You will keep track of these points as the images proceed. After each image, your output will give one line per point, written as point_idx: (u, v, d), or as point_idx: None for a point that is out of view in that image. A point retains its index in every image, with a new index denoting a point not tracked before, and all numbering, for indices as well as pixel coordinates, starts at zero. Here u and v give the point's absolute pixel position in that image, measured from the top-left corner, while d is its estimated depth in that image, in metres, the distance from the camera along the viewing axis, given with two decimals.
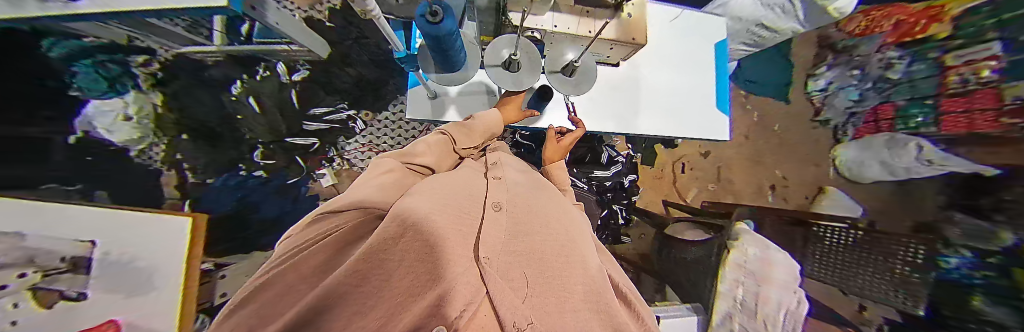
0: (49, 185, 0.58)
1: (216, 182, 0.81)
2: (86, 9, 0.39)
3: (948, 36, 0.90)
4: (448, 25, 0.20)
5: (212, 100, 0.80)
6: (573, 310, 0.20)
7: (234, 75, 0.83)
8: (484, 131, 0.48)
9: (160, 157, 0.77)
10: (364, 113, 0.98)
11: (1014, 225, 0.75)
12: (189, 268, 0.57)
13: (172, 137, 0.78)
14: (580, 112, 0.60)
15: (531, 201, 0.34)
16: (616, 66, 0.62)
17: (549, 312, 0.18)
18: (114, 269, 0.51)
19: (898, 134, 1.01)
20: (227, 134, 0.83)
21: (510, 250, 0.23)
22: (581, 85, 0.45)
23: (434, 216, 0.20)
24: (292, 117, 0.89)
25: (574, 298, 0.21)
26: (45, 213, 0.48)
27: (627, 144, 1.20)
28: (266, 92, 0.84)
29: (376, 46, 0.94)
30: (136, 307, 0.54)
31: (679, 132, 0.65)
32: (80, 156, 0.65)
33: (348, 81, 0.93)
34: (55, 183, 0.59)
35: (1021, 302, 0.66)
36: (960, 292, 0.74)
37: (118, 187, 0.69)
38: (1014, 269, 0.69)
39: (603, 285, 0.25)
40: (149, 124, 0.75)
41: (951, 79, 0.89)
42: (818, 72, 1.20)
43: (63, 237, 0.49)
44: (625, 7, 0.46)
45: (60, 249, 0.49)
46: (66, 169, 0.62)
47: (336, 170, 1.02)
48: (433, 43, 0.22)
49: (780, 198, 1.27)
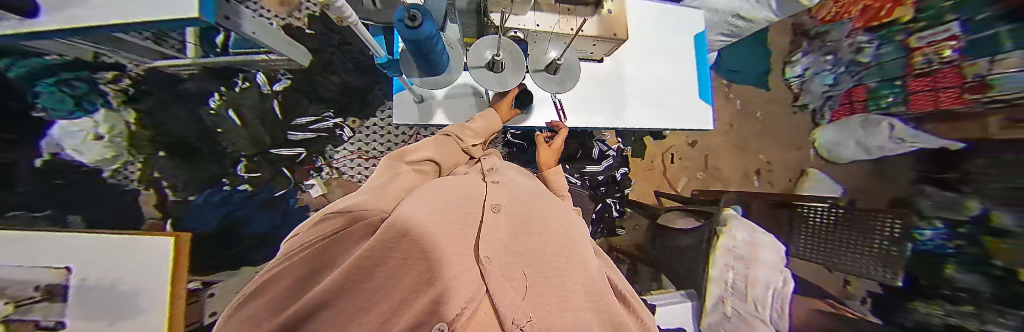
0: (14, 213, 0.54)
1: (198, 199, 0.78)
2: (43, 25, 0.37)
3: (910, 20, 0.92)
4: (427, 29, 0.20)
5: (188, 115, 0.76)
6: (575, 310, 0.20)
7: (210, 89, 0.80)
8: (485, 131, 0.49)
9: (137, 176, 0.75)
10: (351, 120, 0.97)
11: (981, 195, 0.81)
12: (174, 288, 0.49)
13: (148, 155, 0.74)
14: (567, 109, 0.61)
15: (531, 202, 0.35)
16: (600, 62, 0.63)
17: (549, 310, 0.18)
18: (95, 294, 0.46)
19: (872, 115, 1.07)
20: (206, 149, 0.79)
21: (511, 251, 0.24)
22: (565, 83, 0.45)
23: (434, 220, 0.21)
24: (274, 127, 0.86)
25: (574, 298, 0.22)
26: (24, 242, 0.44)
27: (618, 138, 1.21)
28: (246, 103, 0.82)
29: (360, 53, 0.90)
30: None
31: (665, 124, 0.66)
32: (50, 180, 0.60)
33: (332, 89, 0.91)
34: (21, 210, 0.55)
35: (989, 267, 0.70)
36: (933, 261, 0.80)
37: (90, 210, 0.64)
38: (982, 237, 0.74)
39: (601, 285, 0.27)
40: (122, 142, 0.72)
41: (917, 60, 0.91)
42: (794, 59, 1.26)
43: (36, 266, 0.44)
44: (605, 3, 0.47)
45: (35, 279, 0.44)
46: (32, 195, 0.58)
47: (325, 180, 0.99)
48: (414, 47, 0.22)
49: (765, 182, 1.32)
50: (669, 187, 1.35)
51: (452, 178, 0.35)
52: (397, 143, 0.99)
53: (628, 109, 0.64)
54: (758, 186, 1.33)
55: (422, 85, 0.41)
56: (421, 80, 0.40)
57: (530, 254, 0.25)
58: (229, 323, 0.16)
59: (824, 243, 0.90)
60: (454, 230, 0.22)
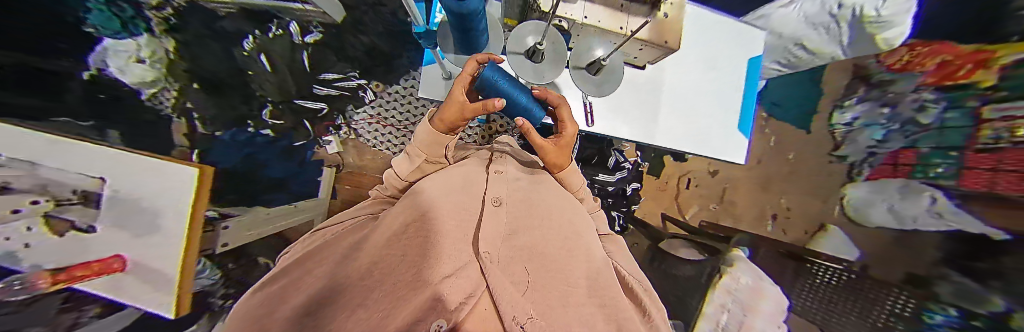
0: (63, 119, 0.54)
1: (225, 136, 0.81)
2: None
3: (990, 87, 0.72)
4: (473, 3, 0.18)
5: (222, 52, 0.78)
6: (576, 305, 0.25)
7: (245, 30, 0.83)
8: (425, 149, 0.37)
9: (172, 103, 0.77)
10: (375, 84, 0.98)
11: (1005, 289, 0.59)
12: (194, 212, 0.47)
13: (183, 84, 0.76)
14: (596, 112, 0.58)
15: (532, 195, 0.35)
16: (642, 68, 0.59)
17: (549, 305, 0.22)
18: (118, 208, 0.44)
19: (917, 182, 0.86)
20: (236, 88, 0.82)
21: (510, 246, 0.27)
22: (603, 85, 0.45)
23: (433, 225, 0.24)
24: (301, 77, 0.90)
25: (578, 292, 0.26)
26: (56, 148, 0.41)
27: (637, 151, 1.17)
28: (276, 50, 0.84)
29: (391, 15, 0.94)
30: (146, 247, 0.46)
31: (696, 147, 0.63)
32: (96, 94, 0.62)
33: (360, 49, 0.93)
34: (68, 118, 0.55)
35: None
36: None
37: (129, 130, 0.65)
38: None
39: (603, 275, 0.30)
40: (162, 69, 0.74)
41: (985, 134, 0.72)
42: (847, 104, 1.11)
43: (68, 169, 0.42)
44: (663, 5, 0.44)
45: (71, 181, 0.42)
46: (80, 106, 0.58)
47: (342, 139, 1.06)
48: (456, 20, 0.21)
49: (779, 229, 1.22)
50: (679, 213, 1.29)
51: (457, 169, 0.36)
52: (417, 115, 0.99)
53: (659, 126, 0.61)
54: (769, 231, 1.23)
55: (456, 62, 0.40)
56: (455, 56, 0.39)
57: (530, 249, 0.28)
58: (254, 308, 0.23)
59: (828, 304, 0.88)
60: (452, 231, 0.25)
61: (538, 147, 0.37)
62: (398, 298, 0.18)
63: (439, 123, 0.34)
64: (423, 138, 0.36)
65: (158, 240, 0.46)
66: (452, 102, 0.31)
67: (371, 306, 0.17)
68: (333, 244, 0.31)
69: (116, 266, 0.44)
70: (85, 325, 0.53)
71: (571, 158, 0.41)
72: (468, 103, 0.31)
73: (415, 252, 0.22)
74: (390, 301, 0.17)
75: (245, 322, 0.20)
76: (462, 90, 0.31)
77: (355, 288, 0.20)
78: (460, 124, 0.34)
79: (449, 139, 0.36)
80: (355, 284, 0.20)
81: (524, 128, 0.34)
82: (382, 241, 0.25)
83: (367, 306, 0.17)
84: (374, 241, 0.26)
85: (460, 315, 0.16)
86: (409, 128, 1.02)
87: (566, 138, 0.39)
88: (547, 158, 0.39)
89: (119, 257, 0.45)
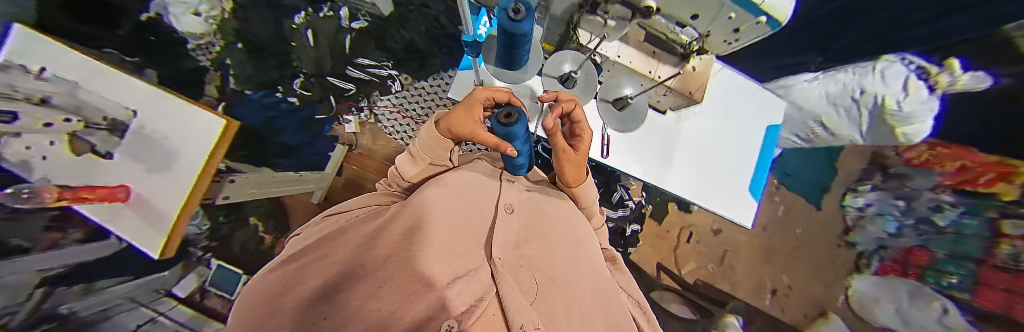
0: (109, 51, 0.68)
1: (252, 94, 0.84)
2: None
3: (1012, 201, 0.71)
4: (526, 25, 0.20)
5: (275, 22, 0.85)
6: (582, 322, 0.23)
7: (301, 6, 0.88)
8: (423, 156, 0.36)
9: (211, 56, 0.81)
10: (404, 77, 0.99)
11: None
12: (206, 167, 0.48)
13: (229, 42, 0.81)
14: (612, 145, 0.59)
15: (542, 205, 0.35)
16: (663, 113, 0.61)
17: (554, 319, 0.22)
18: (140, 140, 0.46)
19: (928, 287, 0.88)
20: (277, 54, 0.86)
21: (519, 254, 0.27)
22: (626, 122, 0.45)
23: (440, 225, 0.23)
24: (339, 59, 0.93)
25: (584, 311, 0.25)
26: (106, 77, 0.46)
27: (642, 192, 1.16)
28: (324, 30, 0.90)
29: (434, 18, 0.99)
30: (153, 184, 0.47)
31: (707, 199, 0.62)
32: (145, 35, 0.74)
33: (398, 43, 0.97)
34: (117, 52, 0.69)
35: None
36: None
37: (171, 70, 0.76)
38: None
39: (608, 296, 0.29)
40: (212, 23, 0.79)
41: (1002, 249, 0.71)
42: (860, 189, 1.09)
43: (113, 99, 0.45)
44: (692, 59, 0.45)
45: (107, 110, 0.45)
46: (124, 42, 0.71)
47: (360, 121, 1.04)
48: (504, 40, 0.23)
49: (778, 306, 1.20)
50: (675, 266, 1.24)
51: (461, 170, 0.35)
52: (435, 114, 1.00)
53: (672, 172, 0.61)
54: (768, 305, 1.20)
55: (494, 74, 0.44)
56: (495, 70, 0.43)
57: (538, 259, 0.28)
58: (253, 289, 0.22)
59: None
60: (461, 234, 0.25)
61: (556, 152, 0.33)
62: (412, 290, 0.17)
63: (445, 131, 0.33)
64: (426, 143, 0.35)
65: (168, 179, 0.47)
66: (465, 120, 0.29)
67: (381, 294, 0.16)
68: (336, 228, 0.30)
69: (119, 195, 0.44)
70: (63, 246, 0.55)
71: (586, 172, 0.38)
72: (480, 128, 0.28)
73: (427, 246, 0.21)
74: (403, 292, 0.17)
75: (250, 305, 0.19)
76: (479, 107, 0.30)
77: (365, 273, 0.19)
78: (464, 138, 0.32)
79: (452, 144, 0.36)
80: (363, 271, 0.19)
81: (551, 130, 0.29)
82: (394, 232, 0.24)
83: (376, 292, 0.16)
84: (386, 231, 0.25)
85: (468, 320, 0.16)
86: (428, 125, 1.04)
87: (586, 142, 0.35)
88: (565, 174, 0.36)
89: (124, 187, 0.45)
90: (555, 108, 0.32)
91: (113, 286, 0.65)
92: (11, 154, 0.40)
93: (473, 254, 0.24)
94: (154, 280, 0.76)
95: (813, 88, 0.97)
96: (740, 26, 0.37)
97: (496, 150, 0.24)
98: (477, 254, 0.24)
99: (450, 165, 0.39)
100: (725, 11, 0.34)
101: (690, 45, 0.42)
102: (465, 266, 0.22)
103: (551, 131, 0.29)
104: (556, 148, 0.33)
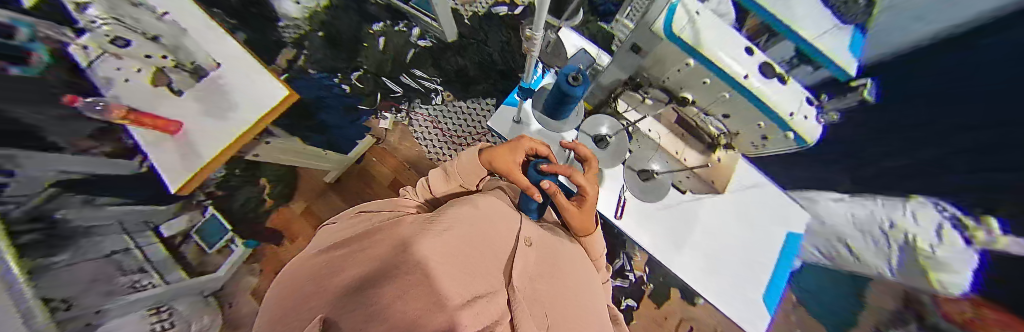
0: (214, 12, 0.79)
1: (315, 75, 0.94)
2: None
3: None
4: (579, 90, 0.29)
5: (357, 23, 0.99)
6: None
7: (381, 17, 1.04)
8: (457, 176, 0.40)
9: (293, 36, 0.95)
10: (447, 94, 1.11)
11: None
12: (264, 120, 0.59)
13: (312, 30, 0.94)
14: (628, 210, 0.60)
15: (556, 247, 0.35)
16: (682, 193, 0.61)
17: None
18: (210, 86, 0.60)
19: None
20: (347, 46, 0.98)
21: (534, 290, 0.25)
22: (647, 192, 0.53)
23: (454, 240, 0.22)
24: (397, 65, 1.05)
25: None
26: (205, 34, 0.63)
27: (646, 267, 1.08)
28: (394, 40, 1.03)
29: (488, 53, 1.08)
30: (201, 126, 0.57)
31: (720, 292, 0.58)
32: (249, 8, 0.87)
33: (452, 66, 1.07)
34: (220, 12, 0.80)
35: None
36: None
37: (253, 34, 0.88)
38: None
39: None
40: (306, 12, 0.93)
41: None
42: None
43: (204, 51, 0.62)
44: (718, 152, 0.52)
45: (196, 57, 0.61)
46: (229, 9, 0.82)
47: (396, 120, 1.18)
48: (558, 94, 0.32)
49: None
50: None
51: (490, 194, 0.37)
52: (466, 134, 1.12)
53: (685, 254, 0.59)
54: None
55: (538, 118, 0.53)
56: (539, 115, 0.52)
57: (552, 300, 0.25)
58: (282, 283, 0.21)
59: None
60: (477, 255, 0.23)
61: (560, 208, 0.35)
62: (433, 297, 0.15)
63: (485, 161, 0.38)
64: (464, 166, 0.39)
65: (224, 124, 0.58)
66: (504, 156, 0.36)
67: (403, 298, 0.14)
68: (353, 229, 0.28)
69: (172, 128, 0.55)
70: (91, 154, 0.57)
71: (596, 223, 0.38)
72: (515, 170, 0.35)
73: (448, 253, 0.20)
74: (424, 297, 0.15)
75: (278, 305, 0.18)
76: (522, 153, 0.37)
77: (384, 271, 0.17)
78: (500, 171, 0.37)
79: (485, 172, 0.40)
80: (382, 269, 0.17)
81: (548, 190, 0.30)
82: (413, 228, 0.22)
83: (398, 295, 0.14)
84: (401, 224, 0.23)
85: None
86: (455, 141, 1.13)
87: (590, 201, 0.33)
88: (571, 222, 0.36)
89: (179, 125, 0.56)
90: (549, 166, 0.32)
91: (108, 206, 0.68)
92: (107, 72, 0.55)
93: (490, 276, 0.23)
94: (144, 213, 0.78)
95: (839, 208, 0.69)
96: (768, 134, 0.39)
97: (524, 189, 0.32)
98: (494, 278, 0.23)
99: (473, 191, 0.42)
100: (753, 115, 0.37)
101: (717, 137, 0.48)
102: (482, 286, 0.20)
103: (549, 192, 0.31)
104: (557, 204, 0.35)
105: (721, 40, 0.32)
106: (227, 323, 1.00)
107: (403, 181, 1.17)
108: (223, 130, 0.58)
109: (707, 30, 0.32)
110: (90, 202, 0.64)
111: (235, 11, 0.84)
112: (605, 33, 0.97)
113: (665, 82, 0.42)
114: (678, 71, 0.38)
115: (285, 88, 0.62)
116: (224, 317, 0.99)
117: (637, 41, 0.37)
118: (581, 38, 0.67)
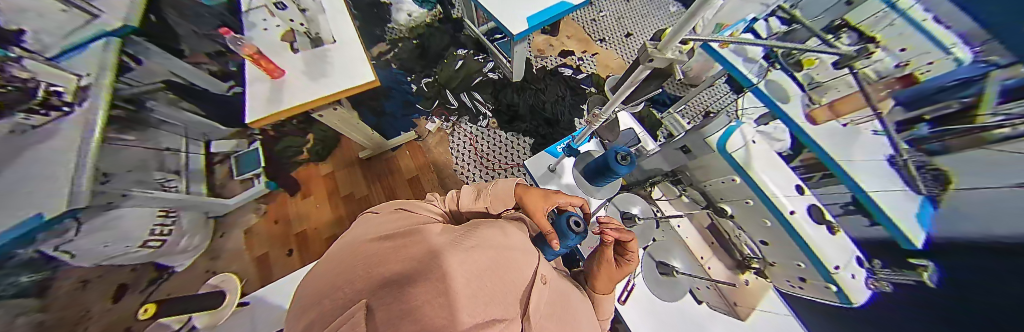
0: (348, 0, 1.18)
1: (396, 71, 1.20)
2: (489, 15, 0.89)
3: None
4: (623, 168, 0.43)
5: (445, 45, 1.23)
6: None
7: (466, 45, 1.26)
8: (490, 198, 0.42)
9: (394, 37, 1.23)
10: (493, 121, 1.22)
11: None
12: (341, 92, 0.72)
13: (410, 39, 1.22)
14: (632, 295, 0.60)
15: (569, 294, 0.36)
16: (698, 302, 0.56)
17: None
18: (317, 55, 0.75)
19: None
20: (429, 58, 1.22)
21: (541, 321, 0.28)
22: (660, 287, 0.57)
23: (474, 262, 0.25)
24: (461, 83, 1.21)
25: None
26: (335, 15, 0.81)
27: None
28: (468, 64, 1.21)
29: (543, 101, 1.18)
30: (293, 80, 0.71)
31: None
32: (373, 9, 1.22)
33: (508, 100, 1.19)
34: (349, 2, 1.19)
35: None
36: None
37: (366, 28, 1.21)
38: None
39: None
40: (409, 24, 1.24)
41: None
42: None
43: (324, 26, 0.78)
44: (746, 272, 0.48)
45: (317, 28, 0.77)
46: (358, 5, 1.21)
47: (440, 127, 1.23)
48: (608, 163, 0.45)
49: None
50: None
51: (512, 222, 0.38)
52: (499, 161, 1.18)
53: None
54: None
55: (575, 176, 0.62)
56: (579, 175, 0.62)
57: None
58: (335, 266, 0.27)
59: None
60: (495, 276, 0.26)
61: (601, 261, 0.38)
62: (452, 312, 0.21)
63: (519, 194, 0.41)
64: (500, 190, 0.42)
65: (313, 86, 0.71)
66: (535, 197, 0.40)
67: (429, 305, 0.21)
68: (393, 218, 0.33)
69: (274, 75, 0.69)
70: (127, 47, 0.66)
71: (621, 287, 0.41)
72: (541, 218, 0.37)
73: (470, 269, 0.24)
74: (442, 307, 0.21)
75: (335, 283, 0.24)
76: (554, 202, 0.39)
77: (417, 272, 0.23)
78: (530, 213, 0.39)
79: (512, 201, 0.42)
80: (416, 270, 0.23)
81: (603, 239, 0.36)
82: (444, 238, 0.27)
83: (425, 300, 0.21)
84: (432, 231, 0.28)
85: None
86: (487, 163, 1.18)
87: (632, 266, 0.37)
88: (599, 276, 0.40)
89: (280, 74, 0.70)
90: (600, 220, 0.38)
91: (164, 110, 0.80)
92: (264, 27, 0.78)
93: (509, 303, 0.26)
94: (193, 126, 0.90)
95: None
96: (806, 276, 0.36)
97: (544, 233, 0.34)
98: (513, 306, 0.26)
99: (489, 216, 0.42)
100: (795, 251, 0.35)
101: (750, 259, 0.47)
102: (500, 311, 0.24)
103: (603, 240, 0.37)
104: (601, 259, 0.39)
105: (775, 169, 0.33)
106: (209, 250, 1.00)
107: (424, 182, 1.16)
108: (313, 89, 0.71)
109: (764, 156, 0.34)
110: (163, 102, 0.79)
111: (363, 9, 1.21)
112: (656, 119, 1.04)
113: (705, 187, 0.45)
114: (722, 182, 0.40)
115: (371, 76, 0.74)
116: (211, 244, 1.01)
117: (688, 144, 0.43)
118: (633, 120, 0.72)
